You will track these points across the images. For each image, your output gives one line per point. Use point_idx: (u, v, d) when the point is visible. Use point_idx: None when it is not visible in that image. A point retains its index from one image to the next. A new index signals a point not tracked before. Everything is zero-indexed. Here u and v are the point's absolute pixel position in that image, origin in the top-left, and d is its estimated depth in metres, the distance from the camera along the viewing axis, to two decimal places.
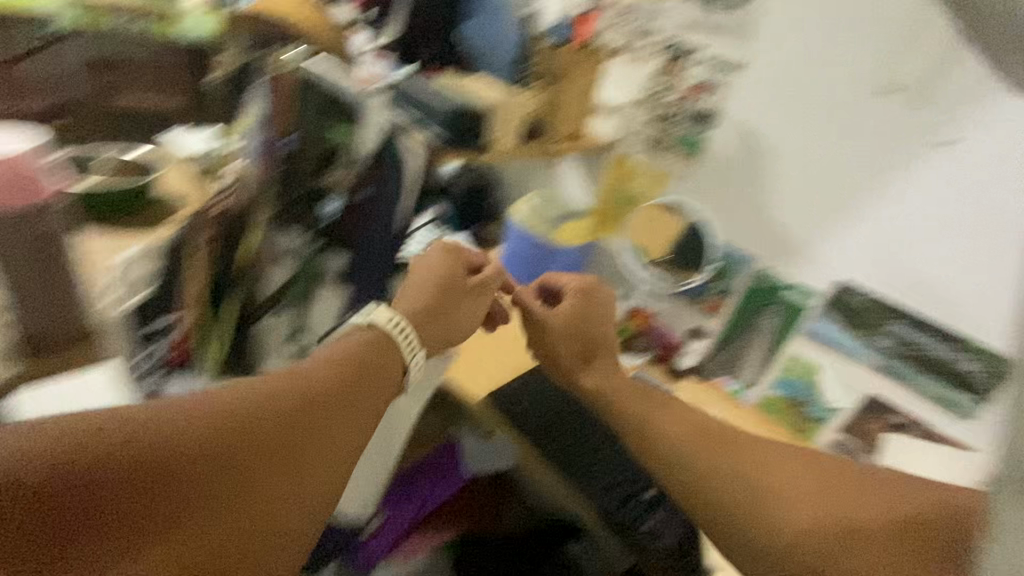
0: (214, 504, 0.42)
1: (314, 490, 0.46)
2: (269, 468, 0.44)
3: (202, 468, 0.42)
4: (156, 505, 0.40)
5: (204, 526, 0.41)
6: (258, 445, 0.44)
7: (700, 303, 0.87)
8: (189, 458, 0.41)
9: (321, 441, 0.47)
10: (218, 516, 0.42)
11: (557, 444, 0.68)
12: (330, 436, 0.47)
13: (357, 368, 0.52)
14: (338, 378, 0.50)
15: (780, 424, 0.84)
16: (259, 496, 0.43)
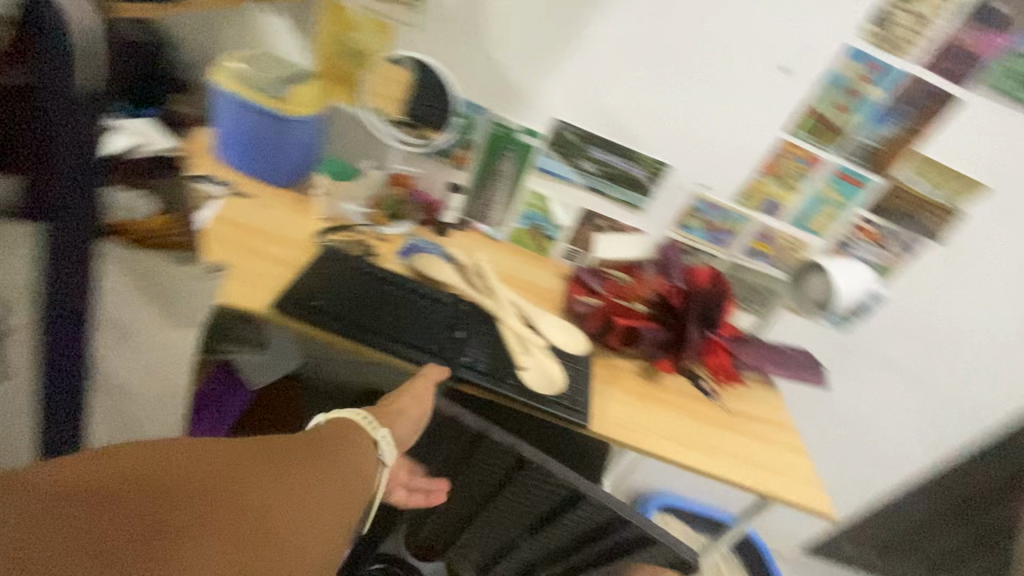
0: (178, 516, 0.39)
1: (248, 528, 0.41)
2: (216, 503, 0.41)
3: (155, 482, 0.40)
4: (154, 466, 0.41)
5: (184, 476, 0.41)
6: (172, 487, 0.40)
7: (445, 157, 0.97)
8: (193, 476, 0.41)
9: (322, 491, 0.49)
10: (143, 515, 0.38)
11: (367, 301, 0.72)
12: (276, 480, 0.45)
13: (324, 456, 0.51)
14: (301, 452, 0.49)
15: (524, 250, 1.06)
16: (182, 529, 0.38)
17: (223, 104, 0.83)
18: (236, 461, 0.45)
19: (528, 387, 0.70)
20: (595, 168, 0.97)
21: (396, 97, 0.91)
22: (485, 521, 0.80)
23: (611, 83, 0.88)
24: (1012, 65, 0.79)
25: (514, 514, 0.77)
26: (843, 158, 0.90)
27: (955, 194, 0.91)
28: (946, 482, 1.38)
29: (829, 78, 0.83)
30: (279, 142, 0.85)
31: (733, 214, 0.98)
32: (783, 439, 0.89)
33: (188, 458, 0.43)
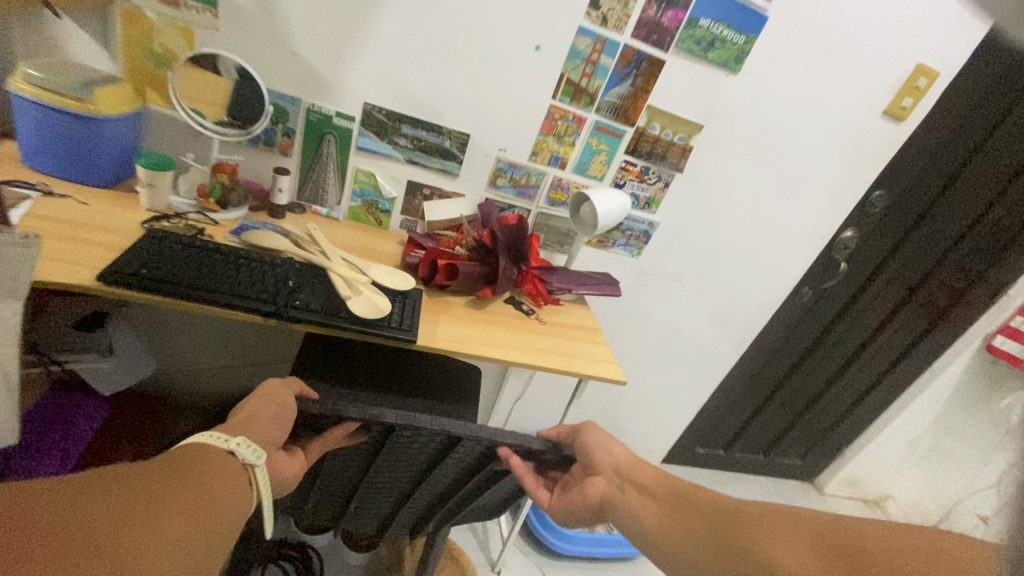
0: (87, 544, 0.37)
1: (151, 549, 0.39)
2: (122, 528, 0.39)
3: (51, 517, 0.37)
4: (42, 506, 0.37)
5: (67, 505, 0.38)
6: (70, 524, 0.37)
7: (269, 145, 1.07)
8: (85, 511, 0.39)
9: (208, 495, 0.48)
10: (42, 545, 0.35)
11: (195, 270, 0.80)
12: (175, 508, 0.44)
13: (208, 483, 0.50)
14: (189, 482, 0.48)
15: (364, 224, 1.20)
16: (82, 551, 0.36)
17: (21, 109, 0.85)
18: (128, 489, 0.43)
19: (356, 315, 0.83)
20: (408, 142, 1.12)
21: (209, 96, 0.98)
22: (378, 472, 0.94)
23: (403, 69, 1.04)
24: (693, 31, 1.08)
25: (400, 462, 0.91)
26: (600, 112, 1.14)
27: (684, 133, 1.20)
28: (747, 367, 1.73)
29: (571, 52, 1.07)
30: (91, 139, 0.89)
31: (531, 170, 1.20)
32: (590, 337, 1.11)
33: (79, 494, 0.40)
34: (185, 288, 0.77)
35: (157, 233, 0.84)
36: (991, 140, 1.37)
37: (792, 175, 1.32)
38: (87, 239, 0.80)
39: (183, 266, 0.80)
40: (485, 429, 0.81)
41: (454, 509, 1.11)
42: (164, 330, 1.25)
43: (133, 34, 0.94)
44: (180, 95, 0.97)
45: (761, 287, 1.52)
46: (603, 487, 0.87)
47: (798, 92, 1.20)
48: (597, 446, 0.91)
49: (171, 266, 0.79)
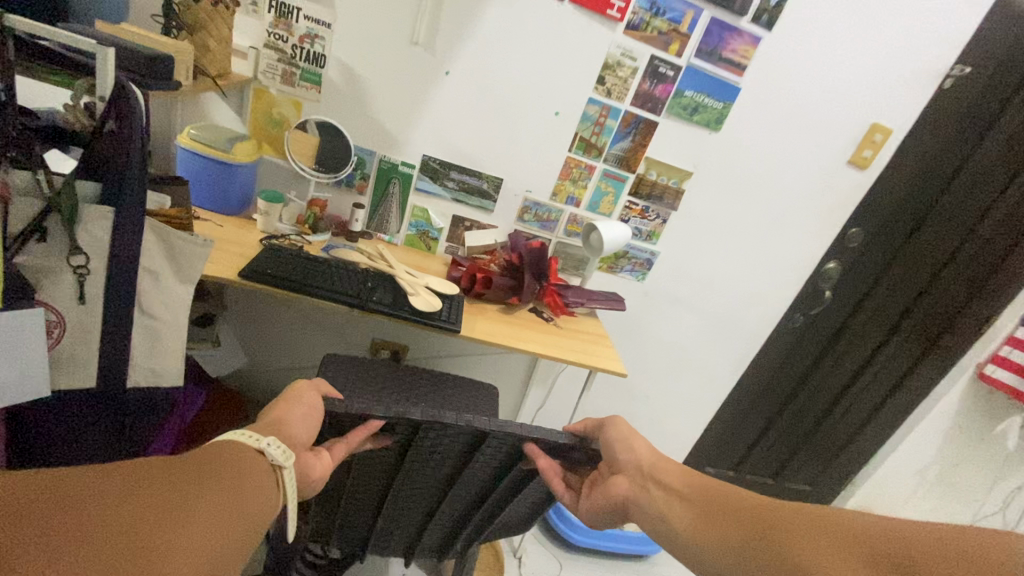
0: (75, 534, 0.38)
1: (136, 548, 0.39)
2: (112, 527, 0.39)
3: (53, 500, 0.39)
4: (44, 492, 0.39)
5: (91, 503, 0.40)
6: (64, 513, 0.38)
7: (349, 186, 1.39)
8: (84, 500, 0.40)
9: (231, 500, 0.50)
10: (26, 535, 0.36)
11: (299, 272, 1.10)
12: (176, 508, 0.44)
13: (222, 483, 0.51)
14: (205, 482, 0.49)
15: (416, 249, 1.49)
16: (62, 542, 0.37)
17: (184, 158, 1.20)
18: (136, 483, 0.44)
19: (415, 308, 1.10)
20: (455, 185, 1.43)
21: (310, 151, 1.31)
22: (407, 481, 0.93)
23: (454, 130, 1.36)
24: (680, 100, 1.38)
25: (428, 466, 0.89)
26: (607, 161, 1.43)
27: (677, 179, 1.48)
28: (749, 386, 1.90)
29: (583, 116, 1.37)
30: (229, 179, 1.23)
31: (552, 206, 1.48)
32: (598, 339, 1.36)
33: (85, 484, 0.41)
34: (295, 284, 1.06)
35: (274, 248, 1.15)
36: (954, 182, 1.56)
37: (775, 213, 1.56)
38: (229, 250, 1.11)
39: (293, 270, 1.10)
40: (508, 425, 0.79)
41: (484, 515, 1.07)
42: (253, 336, 1.56)
43: (263, 105, 1.30)
44: (290, 149, 1.30)
45: (756, 311, 1.73)
46: (625, 487, 0.79)
47: (775, 146, 1.46)
48: (620, 442, 0.83)
49: (286, 269, 1.09)
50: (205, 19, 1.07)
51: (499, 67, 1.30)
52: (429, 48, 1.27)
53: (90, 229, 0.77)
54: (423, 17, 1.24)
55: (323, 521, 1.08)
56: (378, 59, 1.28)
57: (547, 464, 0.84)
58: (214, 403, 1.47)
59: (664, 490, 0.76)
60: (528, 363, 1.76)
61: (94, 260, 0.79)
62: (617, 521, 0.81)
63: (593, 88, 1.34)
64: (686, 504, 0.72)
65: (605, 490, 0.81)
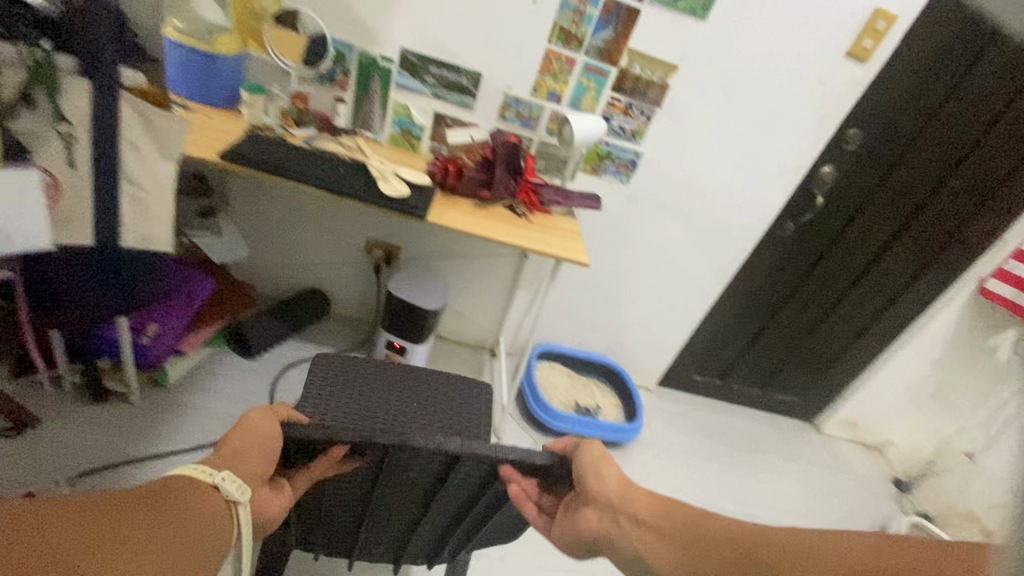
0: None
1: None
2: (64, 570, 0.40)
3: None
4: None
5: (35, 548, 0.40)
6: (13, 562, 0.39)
7: (332, 81, 1.43)
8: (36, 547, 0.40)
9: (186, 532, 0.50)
10: None
11: (276, 157, 1.17)
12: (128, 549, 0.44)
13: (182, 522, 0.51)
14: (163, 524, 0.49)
15: (400, 146, 1.53)
16: None
17: (170, 50, 1.26)
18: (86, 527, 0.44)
19: (385, 194, 1.18)
20: (435, 80, 1.44)
21: (290, 44, 1.34)
22: (381, 501, 0.83)
23: (431, 22, 1.36)
24: None
25: (400, 486, 0.77)
26: (587, 55, 1.41)
27: (661, 74, 1.44)
28: (736, 294, 1.93)
29: (562, 5, 1.34)
30: (212, 71, 1.29)
31: (533, 104, 1.48)
32: (569, 234, 1.41)
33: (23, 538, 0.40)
34: (268, 168, 1.14)
35: (254, 137, 1.22)
36: (967, 79, 1.48)
37: (765, 112, 1.51)
38: (213, 138, 1.20)
39: (269, 155, 1.17)
40: (482, 447, 0.65)
41: (470, 533, 0.94)
42: (256, 233, 1.69)
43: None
44: (270, 42, 1.34)
45: (742, 218, 1.72)
46: (600, 524, 0.64)
47: (767, 37, 1.39)
48: (589, 471, 0.65)
49: (263, 154, 1.17)
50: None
51: None
52: None
53: (74, 100, 0.86)
54: None
55: (305, 531, 0.96)
56: None
57: (519, 491, 0.71)
58: (224, 292, 1.63)
59: (637, 524, 0.62)
60: (515, 265, 1.82)
61: (80, 128, 0.88)
62: (583, 552, 0.68)
63: None
64: (669, 545, 0.59)
65: (573, 524, 0.66)
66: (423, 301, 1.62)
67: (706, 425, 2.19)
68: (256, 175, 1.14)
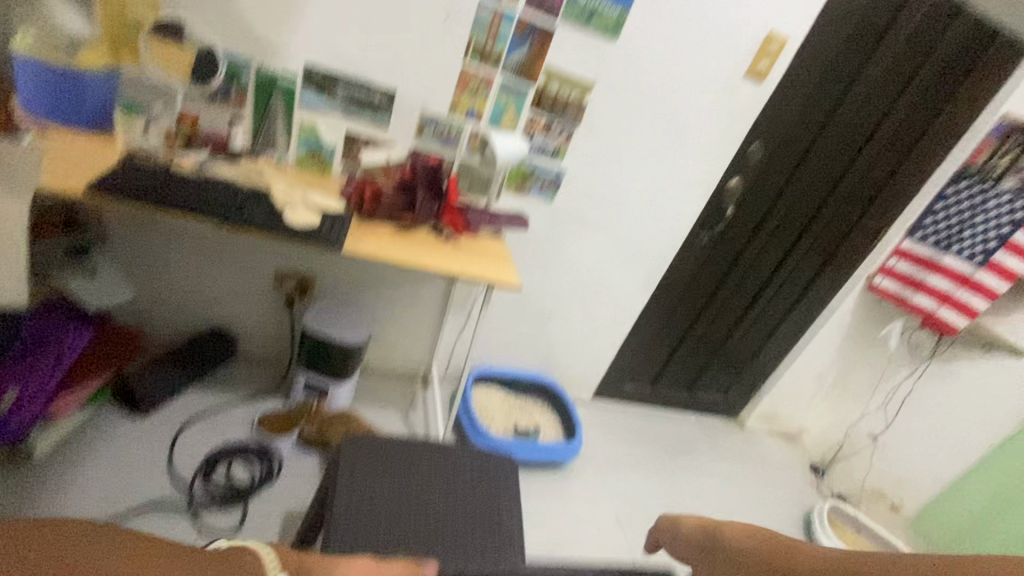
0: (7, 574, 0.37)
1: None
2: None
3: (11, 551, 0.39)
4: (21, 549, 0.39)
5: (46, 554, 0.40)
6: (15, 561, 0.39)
7: (225, 100, 1.29)
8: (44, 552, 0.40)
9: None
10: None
11: (162, 188, 1.03)
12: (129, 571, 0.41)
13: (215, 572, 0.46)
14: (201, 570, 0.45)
15: (308, 169, 1.41)
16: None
17: (20, 67, 1.07)
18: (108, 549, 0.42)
19: (295, 225, 1.06)
20: (344, 98, 1.35)
21: (170, 58, 1.19)
22: None
23: (335, 37, 1.27)
24: (575, 5, 1.33)
25: None
26: (503, 74, 1.38)
27: (578, 93, 1.45)
28: (662, 303, 1.98)
29: (475, 23, 1.31)
30: (72, 89, 1.11)
31: (452, 123, 1.43)
32: (499, 257, 1.36)
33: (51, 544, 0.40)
34: (149, 201, 0.99)
35: (130, 163, 1.06)
36: (844, 97, 1.65)
37: (678, 131, 1.57)
38: (76, 166, 1.02)
39: (149, 184, 1.02)
40: None
41: None
42: (140, 271, 1.48)
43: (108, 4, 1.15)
44: (146, 55, 1.18)
45: (662, 230, 1.77)
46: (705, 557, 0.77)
47: (675, 58, 1.45)
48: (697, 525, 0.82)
49: (142, 185, 1.02)
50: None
51: None
52: None
53: None
54: None
55: None
56: None
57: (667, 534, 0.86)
58: (104, 341, 1.40)
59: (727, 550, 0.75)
60: (443, 289, 1.74)
61: None
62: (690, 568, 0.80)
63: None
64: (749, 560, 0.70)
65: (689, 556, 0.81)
66: (345, 335, 1.50)
67: (643, 435, 2.22)
68: (132, 209, 0.98)
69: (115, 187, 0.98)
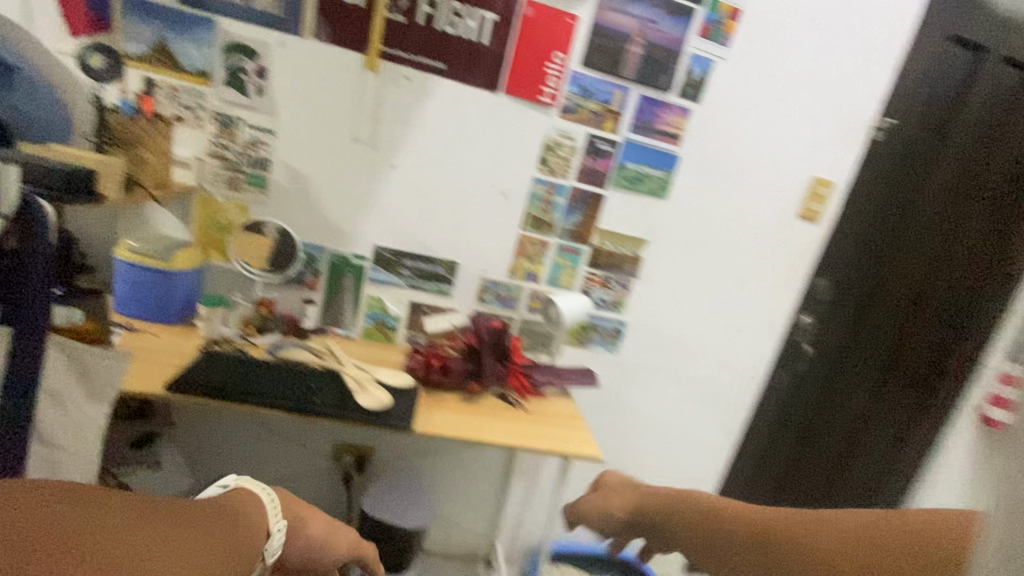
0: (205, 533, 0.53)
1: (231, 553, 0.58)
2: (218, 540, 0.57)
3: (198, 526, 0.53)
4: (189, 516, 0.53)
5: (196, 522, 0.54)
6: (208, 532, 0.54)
7: (300, 283, 1.36)
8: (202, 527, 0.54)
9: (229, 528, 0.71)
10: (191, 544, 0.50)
11: (237, 378, 1.02)
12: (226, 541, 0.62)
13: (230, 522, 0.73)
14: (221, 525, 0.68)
15: (373, 339, 1.42)
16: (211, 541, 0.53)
17: (121, 272, 1.17)
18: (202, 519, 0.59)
19: (366, 407, 1.02)
20: (410, 271, 1.40)
21: (254, 252, 1.28)
22: None
23: (403, 220, 1.36)
24: (624, 172, 1.41)
25: None
26: (560, 236, 1.43)
27: (633, 247, 1.47)
28: (747, 454, 1.77)
29: (532, 196, 1.39)
30: (165, 288, 1.19)
31: (512, 285, 1.45)
32: (572, 421, 1.26)
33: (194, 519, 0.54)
34: (226, 395, 0.97)
35: (210, 354, 1.08)
36: (902, 228, 1.59)
37: (739, 273, 1.54)
38: (160, 361, 1.04)
39: (227, 376, 1.02)
40: None
41: None
42: (202, 456, 1.44)
43: (206, 212, 1.29)
44: (234, 250, 1.28)
45: (736, 374, 1.65)
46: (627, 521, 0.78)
47: (724, 207, 1.48)
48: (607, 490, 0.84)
49: (220, 376, 1.02)
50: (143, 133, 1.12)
51: (445, 156, 1.34)
52: (373, 145, 1.31)
53: None
54: (364, 119, 1.29)
55: None
56: (321, 159, 1.30)
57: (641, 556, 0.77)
58: None
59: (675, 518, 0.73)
60: (507, 453, 1.62)
61: None
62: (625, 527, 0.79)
63: (539, 169, 1.37)
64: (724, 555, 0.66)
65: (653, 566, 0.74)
66: (406, 519, 1.36)
67: None
68: (209, 404, 0.96)
69: (195, 382, 0.98)
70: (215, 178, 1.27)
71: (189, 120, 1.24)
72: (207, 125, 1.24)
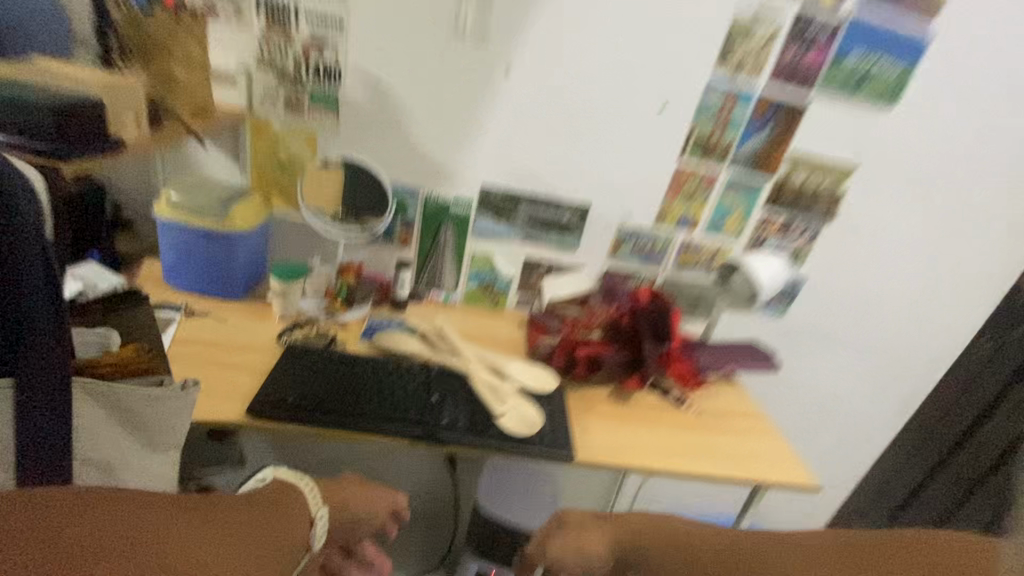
0: (170, 537, 0.40)
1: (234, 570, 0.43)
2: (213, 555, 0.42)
3: (162, 531, 0.40)
4: (167, 518, 0.41)
5: (178, 528, 0.41)
6: (170, 538, 0.40)
7: (389, 239, 1.04)
8: (178, 529, 0.41)
9: (277, 514, 0.55)
10: (157, 558, 0.38)
11: (336, 391, 0.75)
12: (248, 533, 0.48)
13: (266, 512, 0.54)
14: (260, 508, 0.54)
15: (481, 307, 1.12)
16: (178, 551, 0.39)
17: (165, 234, 0.89)
18: (216, 524, 0.45)
19: (510, 433, 0.74)
20: (529, 219, 1.05)
21: (328, 197, 0.98)
22: None
23: (519, 150, 0.99)
24: (839, 69, 0.96)
25: None
26: (733, 167, 1.03)
27: (831, 181, 1.06)
28: (921, 431, 1.44)
29: (699, 111, 0.98)
30: (226, 255, 0.91)
31: (658, 235, 1.09)
32: (754, 426, 0.96)
33: (165, 523, 0.40)
34: (328, 421, 0.71)
35: (296, 351, 0.81)
36: None
37: (971, 210, 1.11)
38: (234, 365, 0.78)
39: (324, 386, 0.76)
40: None
41: None
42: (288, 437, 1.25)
43: (263, 148, 0.96)
44: (303, 198, 0.98)
45: (931, 342, 1.28)
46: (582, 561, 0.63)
47: (973, 121, 1.02)
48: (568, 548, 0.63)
49: (317, 388, 0.75)
50: (167, 37, 0.78)
51: (579, 54, 0.92)
52: (480, 42, 0.90)
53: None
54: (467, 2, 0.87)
55: None
56: (409, 66, 0.92)
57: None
58: None
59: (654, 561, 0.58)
60: None
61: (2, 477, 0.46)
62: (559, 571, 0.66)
63: (713, 69, 0.95)
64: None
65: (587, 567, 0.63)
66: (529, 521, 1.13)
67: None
68: (307, 431, 0.71)
69: (287, 401, 0.72)
70: (269, 100, 0.92)
71: (225, 13, 0.87)
72: (250, 20, 0.87)
